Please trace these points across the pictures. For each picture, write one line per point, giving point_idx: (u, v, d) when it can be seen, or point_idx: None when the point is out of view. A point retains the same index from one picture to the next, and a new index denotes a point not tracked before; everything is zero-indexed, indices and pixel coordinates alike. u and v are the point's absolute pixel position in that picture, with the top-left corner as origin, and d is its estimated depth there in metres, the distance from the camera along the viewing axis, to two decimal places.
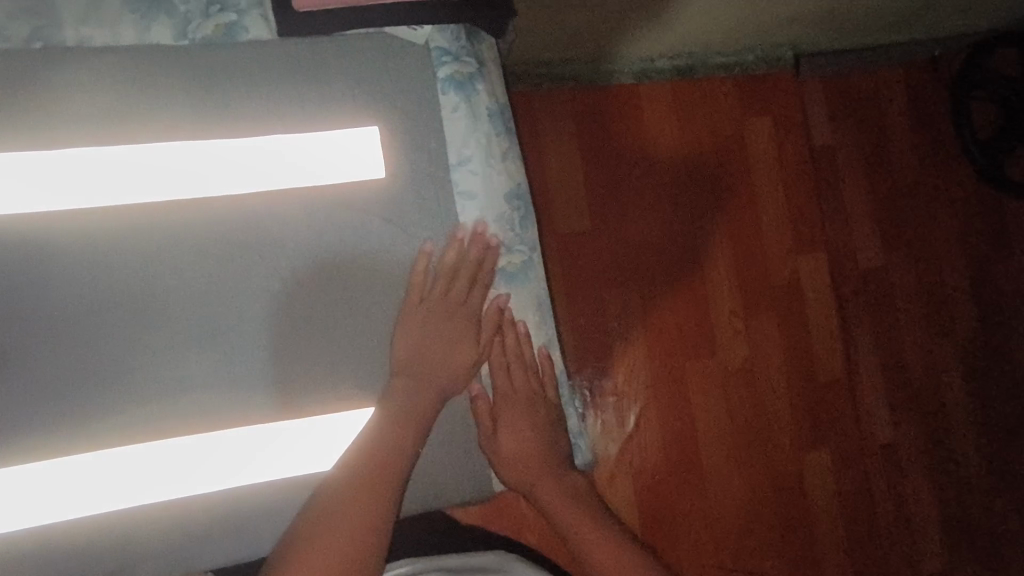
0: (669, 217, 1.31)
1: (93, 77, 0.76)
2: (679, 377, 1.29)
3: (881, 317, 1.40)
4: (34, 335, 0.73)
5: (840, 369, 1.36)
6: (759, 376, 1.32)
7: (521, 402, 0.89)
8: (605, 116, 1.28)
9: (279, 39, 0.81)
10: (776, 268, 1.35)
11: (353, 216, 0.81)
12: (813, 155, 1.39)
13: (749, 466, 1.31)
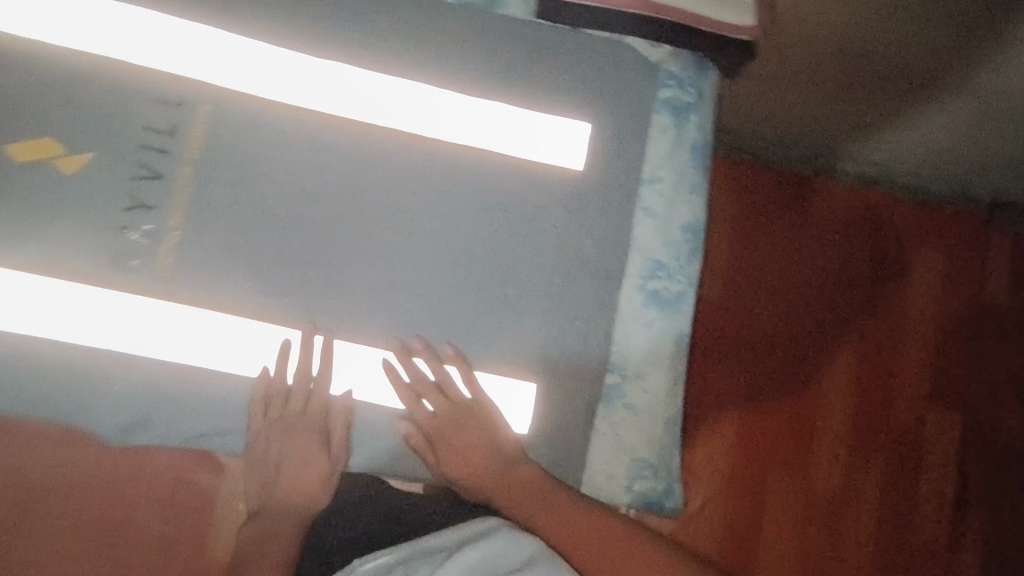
0: (805, 318, 1.20)
1: (368, 2, 0.83)
2: (761, 487, 1.15)
3: (1003, 502, 1.24)
4: (241, 204, 0.80)
5: (938, 542, 1.21)
6: (847, 517, 1.18)
7: (467, 426, 0.81)
8: (769, 193, 1.20)
9: (533, 23, 0.86)
10: (899, 409, 1.22)
11: (542, 196, 0.85)
12: (977, 307, 1.26)
13: None
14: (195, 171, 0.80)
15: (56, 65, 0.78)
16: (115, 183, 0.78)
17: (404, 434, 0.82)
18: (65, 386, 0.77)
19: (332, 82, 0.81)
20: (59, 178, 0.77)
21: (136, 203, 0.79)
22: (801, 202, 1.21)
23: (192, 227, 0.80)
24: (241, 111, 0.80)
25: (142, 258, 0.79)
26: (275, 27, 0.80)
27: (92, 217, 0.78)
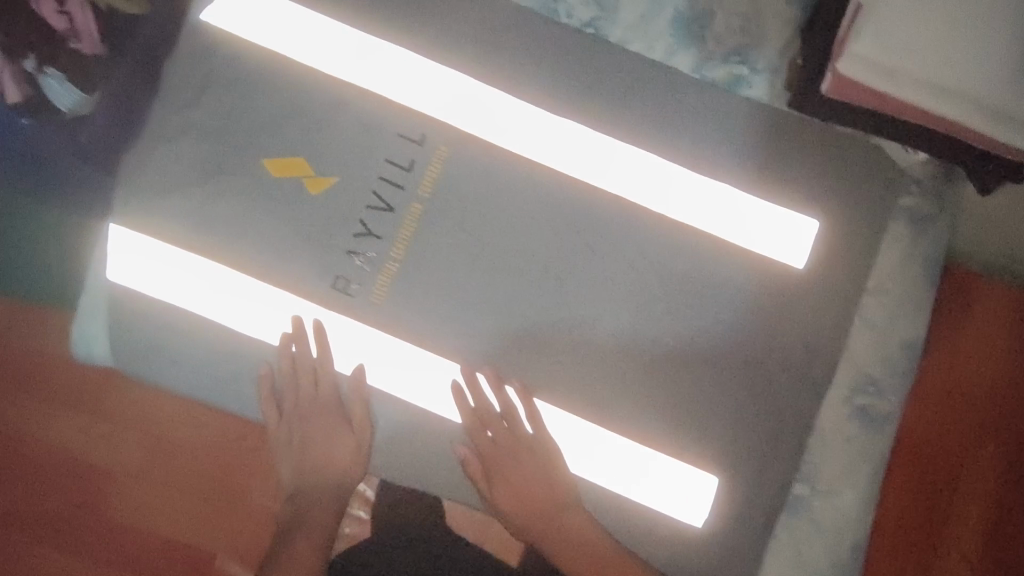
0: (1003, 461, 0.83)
1: (616, 70, 0.83)
2: None
3: None
4: (459, 246, 0.82)
5: None
6: None
7: (526, 461, 0.81)
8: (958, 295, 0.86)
9: (777, 110, 0.83)
10: None
11: (755, 288, 0.82)
12: None
13: None
14: (423, 209, 0.82)
15: (315, 91, 0.82)
16: (350, 210, 0.82)
17: (460, 458, 0.81)
18: (268, 390, 0.82)
19: (567, 140, 0.82)
20: (301, 197, 0.82)
21: (365, 231, 0.82)
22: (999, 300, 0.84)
23: (411, 263, 0.82)
24: (474, 158, 0.82)
25: (360, 284, 0.82)
26: (518, 85, 0.82)
27: (323, 237, 0.82)
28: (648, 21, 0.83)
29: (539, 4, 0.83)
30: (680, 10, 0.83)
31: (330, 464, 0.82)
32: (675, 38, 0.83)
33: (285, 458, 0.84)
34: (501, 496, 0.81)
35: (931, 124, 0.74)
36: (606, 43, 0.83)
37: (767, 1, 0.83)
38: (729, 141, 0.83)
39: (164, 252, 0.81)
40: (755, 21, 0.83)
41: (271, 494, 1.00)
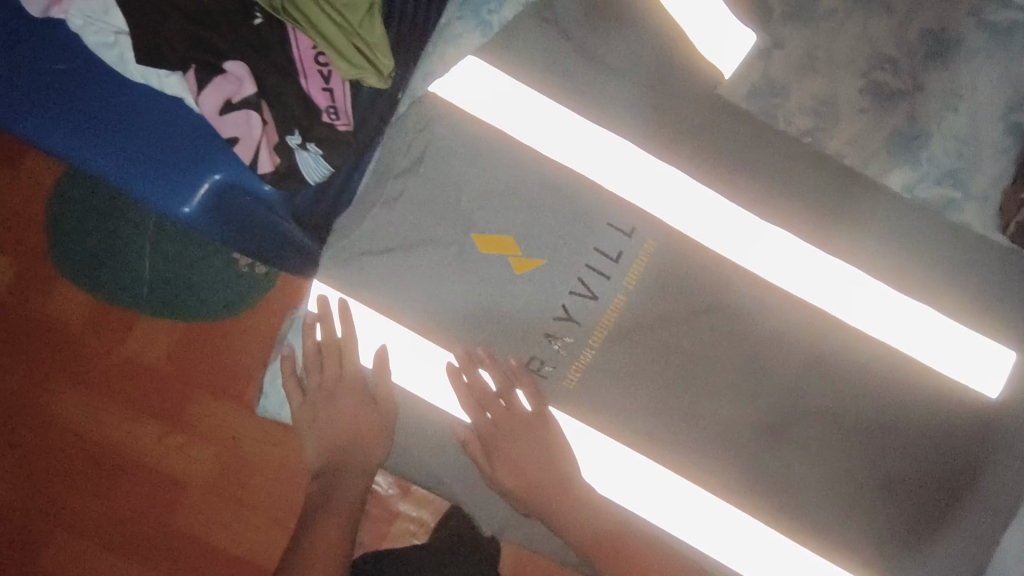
0: None
1: (829, 182, 0.83)
2: None
3: None
4: (657, 341, 0.81)
5: None
6: None
7: (523, 440, 0.80)
8: None
9: (989, 238, 0.83)
10: None
11: (951, 413, 0.81)
12: None
13: None
14: (626, 301, 0.81)
15: (530, 170, 0.81)
16: (554, 297, 0.80)
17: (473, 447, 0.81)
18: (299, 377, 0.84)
19: (774, 247, 0.82)
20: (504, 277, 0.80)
21: (564, 315, 0.80)
22: None
23: (606, 352, 0.80)
24: (681, 255, 0.82)
25: (552, 367, 0.81)
26: (731, 188, 0.83)
27: (520, 319, 0.81)
28: (865, 136, 0.84)
29: (761, 109, 0.84)
30: (897, 129, 0.84)
31: (344, 430, 0.82)
32: (890, 156, 0.84)
33: (305, 435, 0.84)
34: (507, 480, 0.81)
35: None
36: (824, 154, 0.83)
37: (985, 133, 0.85)
38: (938, 265, 0.83)
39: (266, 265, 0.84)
40: (970, 148, 0.85)
41: (300, 504, 1.11)
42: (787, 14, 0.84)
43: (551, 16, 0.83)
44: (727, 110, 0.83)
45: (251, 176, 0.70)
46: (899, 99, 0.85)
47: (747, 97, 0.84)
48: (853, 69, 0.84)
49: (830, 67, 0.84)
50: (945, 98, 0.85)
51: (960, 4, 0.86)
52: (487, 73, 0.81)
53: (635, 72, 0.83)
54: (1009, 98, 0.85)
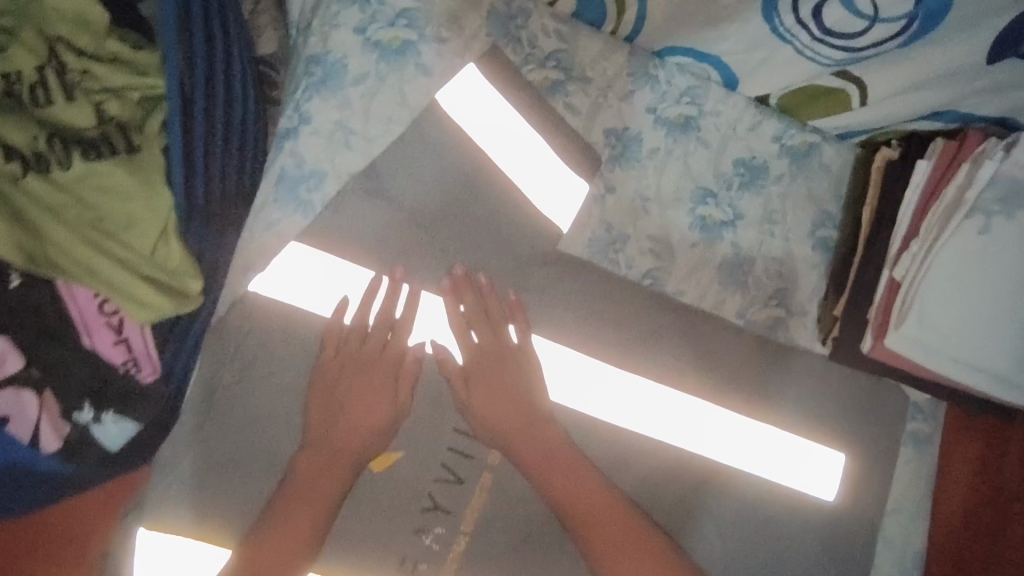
0: None
1: (671, 323, 0.87)
2: None
3: None
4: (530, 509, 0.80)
5: None
6: None
7: (495, 355, 0.78)
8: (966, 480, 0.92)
9: (811, 352, 0.91)
10: None
11: (797, 519, 0.89)
12: None
13: None
14: (494, 476, 0.79)
15: None
16: (420, 484, 0.77)
17: None
18: None
19: (629, 391, 0.85)
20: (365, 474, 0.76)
21: (433, 505, 0.77)
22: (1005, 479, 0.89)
23: (482, 533, 0.78)
24: None
25: (427, 561, 0.76)
26: (583, 342, 0.84)
27: (390, 519, 0.76)
28: (699, 270, 0.88)
29: (603, 256, 0.85)
30: (726, 259, 0.89)
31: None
32: (723, 286, 0.89)
33: None
34: (484, 390, 0.77)
35: (950, 383, 0.85)
36: (663, 292, 0.87)
37: (798, 254, 0.92)
38: (772, 383, 0.90)
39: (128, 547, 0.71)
40: (788, 267, 0.91)
41: None
42: (612, 158, 0.86)
43: (376, 185, 0.77)
44: (571, 257, 0.84)
45: (34, 453, 0.63)
46: (723, 230, 0.89)
47: (589, 246, 0.84)
48: (679, 207, 0.88)
49: (660, 207, 0.87)
50: (763, 224, 0.91)
51: (766, 131, 0.91)
52: (314, 259, 0.74)
53: (473, 234, 0.80)
54: (815, 217, 0.93)
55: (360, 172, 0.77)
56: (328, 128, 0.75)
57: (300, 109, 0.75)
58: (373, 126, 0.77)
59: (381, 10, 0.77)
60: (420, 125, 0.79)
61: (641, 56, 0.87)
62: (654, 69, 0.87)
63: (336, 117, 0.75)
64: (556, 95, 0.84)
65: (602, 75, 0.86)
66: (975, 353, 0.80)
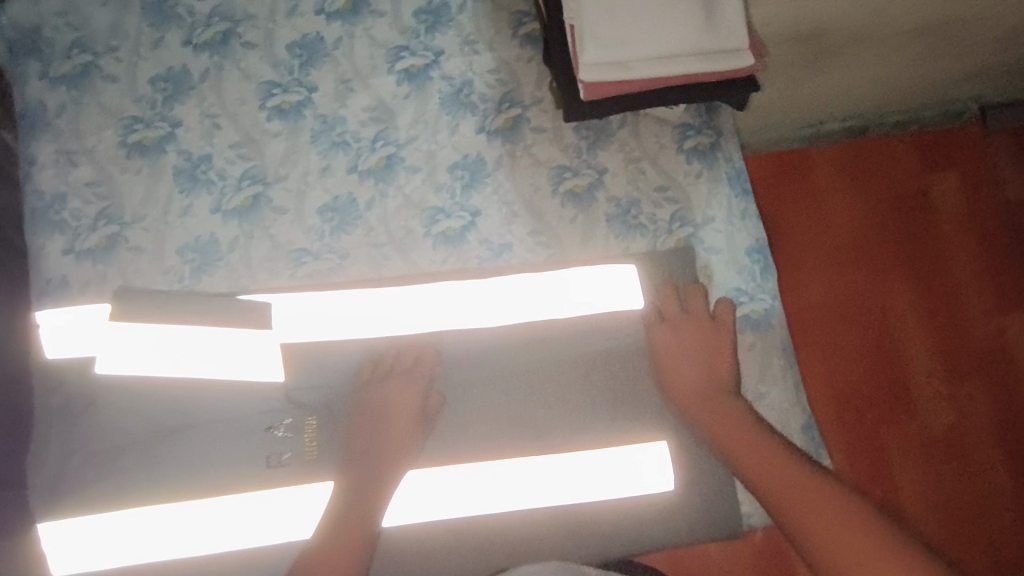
0: (841, 244, 1.38)
1: (417, 164, 0.95)
2: (894, 371, 1.31)
3: (992, 281, 1.37)
4: (346, 379, 0.90)
5: (990, 327, 1.35)
6: (947, 357, 1.33)
7: (717, 410, 0.83)
8: (763, 195, 1.40)
9: (558, 129, 0.97)
10: (903, 265, 1.37)
11: (612, 270, 0.93)
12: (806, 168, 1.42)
13: (974, 453, 1.28)
14: (303, 369, 0.89)
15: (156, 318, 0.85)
16: (266, 393, 0.88)
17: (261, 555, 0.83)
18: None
19: (408, 241, 0.93)
20: (214, 402, 0.87)
21: (272, 406, 0.88)
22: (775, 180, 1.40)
23: (322, 409, 0.89)
24: (319, 297, 0.90)
25: (290, 451, 0.86)
26: (338, 225, 0.93)
27: (245, 428, 0.86)
28: (423, 114, 0.96)
29: (332, 143, 0.95)
30: (443, 93, 0.97)
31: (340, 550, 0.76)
32: (451, 115, 0.96)
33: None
34: (747, 456, 0.77)
35: (672, 79, 0.87)
36: (398, 146, 0.95)
37: (507, 56, 0.98)
38: (537, 170, 0.96)
39: (64, 530, 0.82)
40: (505, 72, 0.98)
41: None
42: (303, 64, 0.96)
43: (109, 180, 0.90)
44: (306, 161, 0.94)
45: None
46: (429, 71, 0.97)
47: (316, 141, 0.95)
48: (380, 73, 0.97)
49: (363, 82, 0.97)
50: (463, 48, 0.98)
51: None
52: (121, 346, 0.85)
53: (210, 182, 0.92)
54: (508, 21, 0.99)
55: (94, 178, 0.90)
56: (53, 157, 0.91)
57: (28, 157, 0.91)
58: (89, 138, 0.91)
59: (57, 53, 0.94)
60: (127, 119, 0.92)
61: None
62: None
63: (56, 147, 0.91)
64: (230, 40, 0.96)
65: (261, 6, 0.97)
66: (661, 39, 0.84)
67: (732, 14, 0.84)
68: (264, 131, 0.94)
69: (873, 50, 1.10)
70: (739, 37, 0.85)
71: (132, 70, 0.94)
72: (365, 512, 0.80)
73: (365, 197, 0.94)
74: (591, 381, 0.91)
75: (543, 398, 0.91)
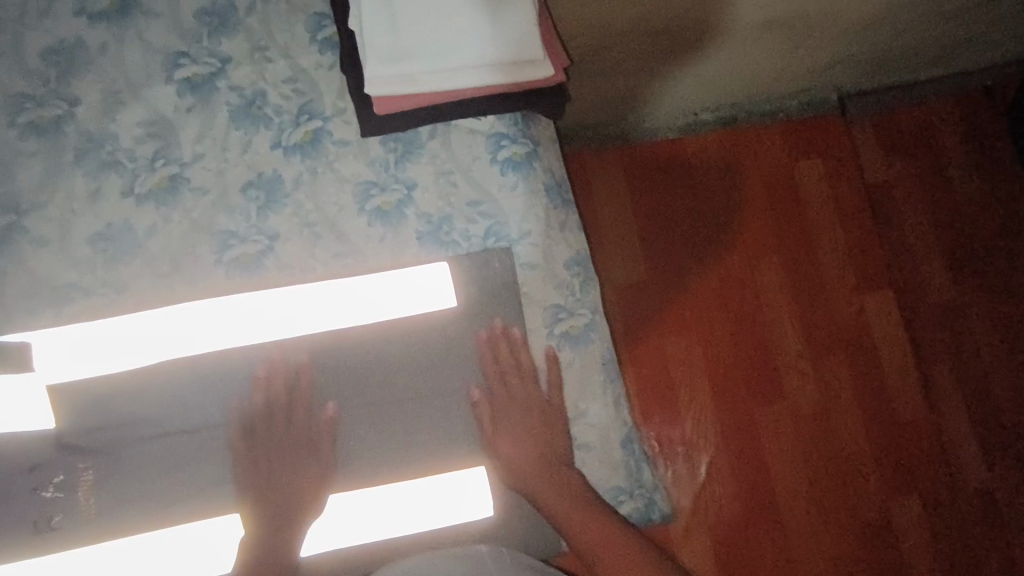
0: (663, 235, 1.62)
1: (205, 185, 0.86)
2: (702, 343, 1.58)
3: (788, 261, 1.62)
4: (136, 420, 0.81)
5: (784, 300, 1.60)
6: (749, 329, 1.58)
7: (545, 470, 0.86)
8: (599, 193, 1.62)
9: (364, 141, 0.90)
10: (714, 252, 1.62)
11: (426, 278, 0.89)
12: (637, 168, 1.63)
13: (764, 406, 1.55)
14: (75, 417, 0.80)
15: None
16: (32, 447, 0.78)
17: None
18: None
19: (196, 269, 0.85)
20: None
21: (33, 466, 0.78)
22: (608, 181, 1.63)
23: (103, 461, 0.80)
24: (92, 334, 0.81)
25: (64, 511, 0.79)
26: (110, 257, 0.83)
27: (11, 486, 0.78)
28: (209, 128, 0.87)
29: (101, 162, 0.84)
30: (232, 104, 0.88)
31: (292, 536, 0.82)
32: (243, 129, 0.88)
33: None
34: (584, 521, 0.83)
35: (465, 94, 0.83)
36: (182, 165, 0.86)
37: (304, 62, 0.90)
38: (340, 187, 0.89)
39: None
40: (302, 80, 0.90)
41: None
42: (62, 74, 0.85)
43: None
44: (71, 184, 0.83)
45: None
46: (214, 80, 0.88)
47: (82, 160, 0.84)
48: (156, 82, 0.87)
49: (136, 94, 0.86)
50: (254, 54, 0.89)
51: None
52: None
53: None
54: (306, 23, 0.91)
55: None
56: None
57: None
58: None
59: None
60: None
61: None
62: None
63: None
64: None
65: (9, 8, 0.85)
66: (447, 49, 0.80)
67: (523, 24, 0.82)
68: (17, 151, 0.83)
69: (687, 53, 1.29)
70: (531, 46, 0.82)
71: None
72: (275, 550, 0.81)
73: (145, 224, 0.84)
74: (397, 395, 0.87)
75: (352, 426, 0.87)
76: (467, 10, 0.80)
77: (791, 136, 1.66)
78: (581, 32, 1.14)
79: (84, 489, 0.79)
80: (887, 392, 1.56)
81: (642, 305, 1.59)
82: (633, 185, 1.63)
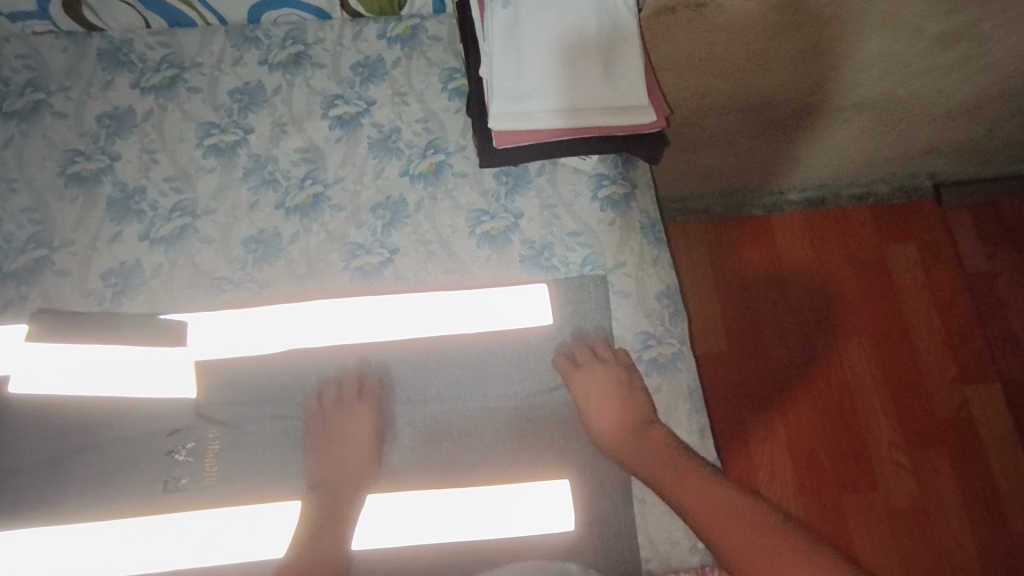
0: (747, 309, 1.61)
1: (342, 203, 1.00)
2: (787, 421, 1.51)
3: (880, 344, 1.56)
4: (262, 399, 0.91)
5: (876, 385, 1.53)
6: (838, 412, 1.51)
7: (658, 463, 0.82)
8: (683, 263, 1.66)
9: (479, 175, 1.02)
10: (802, 330, 1.58)
11: (525, 298, 0.97)
12: (722, 243, 1.67)
13: (855, 497, 1.44)
14: (213, 390, 0.91)
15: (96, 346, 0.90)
16: (177, 413, 0.89)
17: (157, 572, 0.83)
18: None
19: (327, 273, 0.96)
20: (128, 422, 0.89)
21: (175, 429, 0.89)
22: (692, 252, 1.66)
23: (229, 433, 0.89)
24: (236, 320, 0.93)
25: (189, 475, 0.86)
26: (258, 257, 0.96)
27: (149, 446, 0.88)
28: (352, 156, 1.02)
29: (262, 179, 1.00)
30: (372, 138, 1.03)
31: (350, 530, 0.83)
32: (379, 159, 1.02)
33: None
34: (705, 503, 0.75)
35: (576, 132, 0.93)
36: (326, 185, 1.00)
37: (435, 106, 1.05)
38: (456, 212, 1.00)
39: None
40: (432, 121, 1.04)
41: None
42: (242, 108, 1.03)
43: (51, 207, 0.98)
44: (236, 195, 0.99)
45: None
46: (360, 118, 1.04)
47: (247, 177, 1.00)
48: (314, 118, 1.03)
49: (297, 126, 1.03)
50: (394, 99, 1.05)
51: (368, 37, 1.08)
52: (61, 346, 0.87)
53: (141, 212, 0.97)
54: (440, 76, 1.06)
55: (31, 206, 0.98)
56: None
57: None
58: (33, 169, 1.00)
59: (13, 90, 1.04)
60: (71, 151, 1.00)
61: (235, 31, 1.07)
62: (250, 34, 1.07)
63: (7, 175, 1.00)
64: (176, 84, 1.04)
65: (209, 55, 1.06)
66: (563, 92, 0.91)
67: (631, 76, 0.93)
68: (199, 166, 1.00)
69: (779, 129, 1.35)
70: (636, 94, 0.93)
71: (81, 109, 1.03)
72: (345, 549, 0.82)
73: (290, 232, 0.98)
74: (489, 403, 0.92)
75: (446, 427, 0.91)
76: (584, 60, 0.91)
77: (881, 220, 1.66)
78: (681, 106, 1.24)
79: (209, 456, 0.87)
80: (997, 498, 1.42)
81: (724, 376, 1.55)
82: (718, 258, 1.65)
